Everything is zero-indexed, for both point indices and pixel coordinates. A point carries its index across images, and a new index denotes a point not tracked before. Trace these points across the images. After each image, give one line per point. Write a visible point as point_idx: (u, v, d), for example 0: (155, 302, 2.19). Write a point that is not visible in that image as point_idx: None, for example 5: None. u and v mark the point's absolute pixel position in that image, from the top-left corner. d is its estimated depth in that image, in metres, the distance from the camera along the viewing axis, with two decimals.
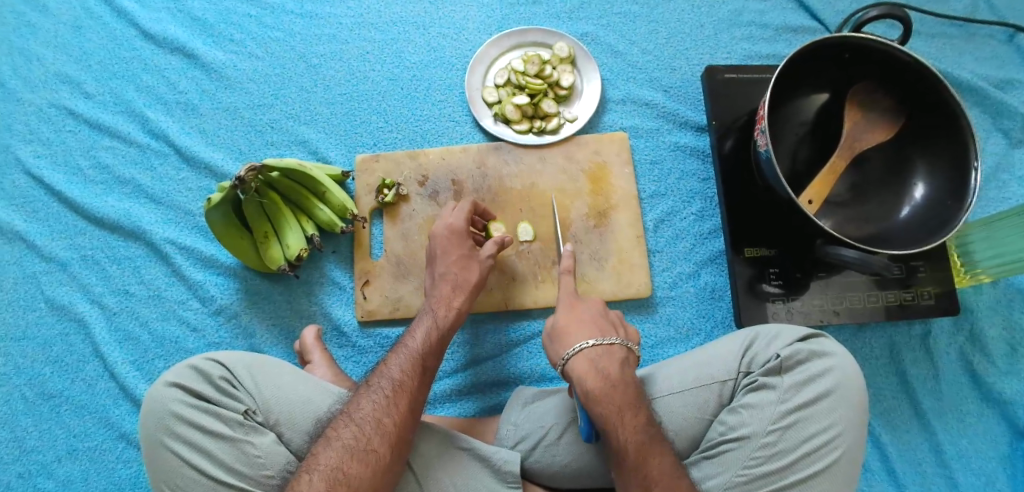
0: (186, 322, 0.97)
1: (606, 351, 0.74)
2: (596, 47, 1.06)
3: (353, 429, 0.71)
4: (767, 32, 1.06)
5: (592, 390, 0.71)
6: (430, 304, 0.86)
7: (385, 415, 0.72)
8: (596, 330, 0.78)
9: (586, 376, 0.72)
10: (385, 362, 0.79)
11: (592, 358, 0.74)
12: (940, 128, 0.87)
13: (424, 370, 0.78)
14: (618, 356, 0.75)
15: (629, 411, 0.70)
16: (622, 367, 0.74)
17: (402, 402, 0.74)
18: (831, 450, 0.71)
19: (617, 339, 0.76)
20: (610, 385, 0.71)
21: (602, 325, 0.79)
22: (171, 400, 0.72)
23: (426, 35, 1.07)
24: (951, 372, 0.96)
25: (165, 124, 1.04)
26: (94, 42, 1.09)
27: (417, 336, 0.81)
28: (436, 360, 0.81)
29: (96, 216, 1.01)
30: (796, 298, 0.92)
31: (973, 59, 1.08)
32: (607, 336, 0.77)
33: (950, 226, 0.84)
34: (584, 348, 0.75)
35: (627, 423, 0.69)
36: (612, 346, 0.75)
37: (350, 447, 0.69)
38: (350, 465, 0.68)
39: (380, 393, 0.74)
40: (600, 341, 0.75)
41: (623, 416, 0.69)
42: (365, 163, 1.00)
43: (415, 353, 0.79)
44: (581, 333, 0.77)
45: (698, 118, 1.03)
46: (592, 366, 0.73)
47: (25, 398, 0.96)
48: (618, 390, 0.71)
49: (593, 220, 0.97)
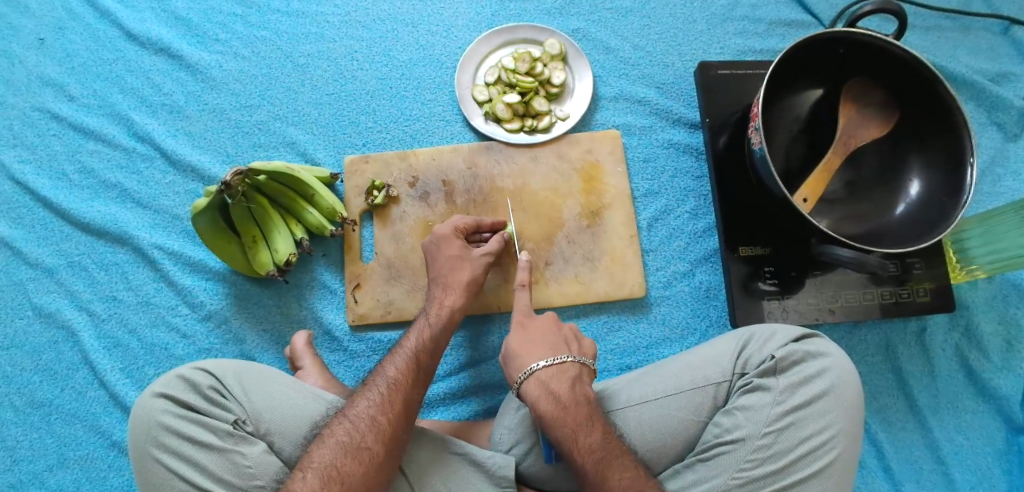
0: (175, 327, 0.96)
1: (557, 370, 0.75)
2: (587, 44, 1.04)
3: (347, 426, 0.71)
4: (761, 26, 1.05)
5: (546, 413, 0.72)
6: (427, 306, 0.85)
7: (380, 412, 0.72)
8: (550, 347, 0.78)
9: (539, 399, 0.73)
10: (381, 363, 0.79)
11: (544, 380, 0.74)
12: (936, 124, 0.86)
13: (418, 368, 0.78)
14: (570, 373, 0.75)
15: (583, 433, 0.71)
16: (574, 386, 0.74)
17: (397, 401, 0.73)
18: (825, 451, 0.71)
19: (568, 356, 0.76)
20: (560, 408, 0.72)
21: (553, 341, 0.79)
22: (157, 412, 0.70)
23: (414, 32, 1.05)
24: (947, 368, 0.95)
25: (151, 127, 1.02)
26: (76, 44, 1.06)
27: (411, 337, 0.81)
28: (433, 358, 0.81)
29: (83, 221, 0.99)
30: (790, 295, 0.91)
31: (968, 52, 1.06)
32: (559, 353, 0.77)
33: (945, 223, 0.83)
34: (536, 371, 0.75)
35: (581, 444, 0.70)
36: (563, 365, 0.75)
37: (345, 444, 0.69)
38: (344, 462, 0.68)
39: (376, 392, 0.74)
40: (551, 360, 0.75)
41: (577, 438, 0.70)
42: (354, 164, 0.98)
43: (410, 353, 0.79)
44: (535, 351, 0.77)
45: (692, 115, 1.02)
46: (543, 388, 0.74)
47: (14, 406, 0.95)
48: (570, 412, 0.72)
49: (586, 220, 0.96)
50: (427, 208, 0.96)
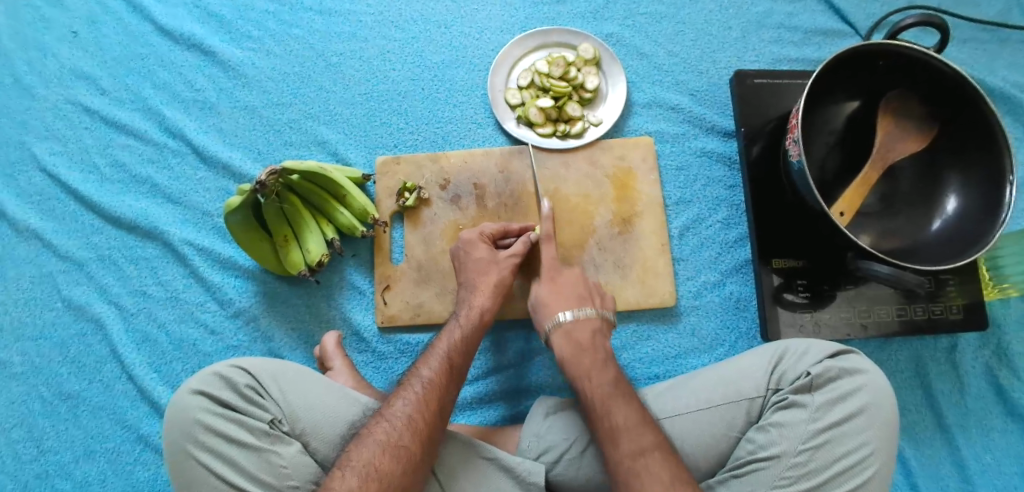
0: (204, 324, 0.96)
1: (581, 321, 0.80)
2: (621, 49, 1.04)
3: (385, 425, 0.71)
4: (797, 35, 1.04)
5: (567, 357, 0.78)
6: (459, 306, 0.85)
7: (416, 410, 0.72)
8: (575, 299, 0.83)
9: (561, 344, 0.79)
10: (416, 364, 0.79)
11: (567, 330, 0.80)
12: (975, 139, 0.85)
13: (452, 367, 0.78)
14: (593, 325, 0.80)
15: (596, 372, 0.75)
16: (594, 336, 0.79)
17: (432, 400, 0.73)
18: (862, 469, 0.70)
19: (593, 310, 0.81)
20: (579, 351, 0.77)
21: (581, 293, 0.84)
22: (197, 409, 0.71)
23: (448, 33, 1.05)
24: (977, 386, 0.95)
25: (182, 123, 1.03)
26: (109, 37, 1.06)
27: (444, 337, 0.81)
28: (466, 359, 0.80)
29: (113, 215, 1.00)
30: (822, 309, 0.90)
31: (1006, 65, 1.05)
32: (584, 307, 0.82)
33: (984, 241, 0.82)
34: (562, 321, 0.80)
35: (593, 381, 0.74)
36: (587, 317, 0.80)
37: (383, 442, 0.69)
38: (382, 460, 0.68)
39: (411, 391, 0.74)
40: (578, 311, 0.81)
41: (590, 376, 0.74)
42: (386, 165, 0.98)
43: (443, 353, 0.79)
44: (562, 303, 0.82)
45: (725, 123, 1.01)
46: (567, 337, 0.79)
47: (43, 398, 0.96)
48: (586, 354, 0.77)
49: (617, 227, 0.95)
50: (458, 211, 0.96)
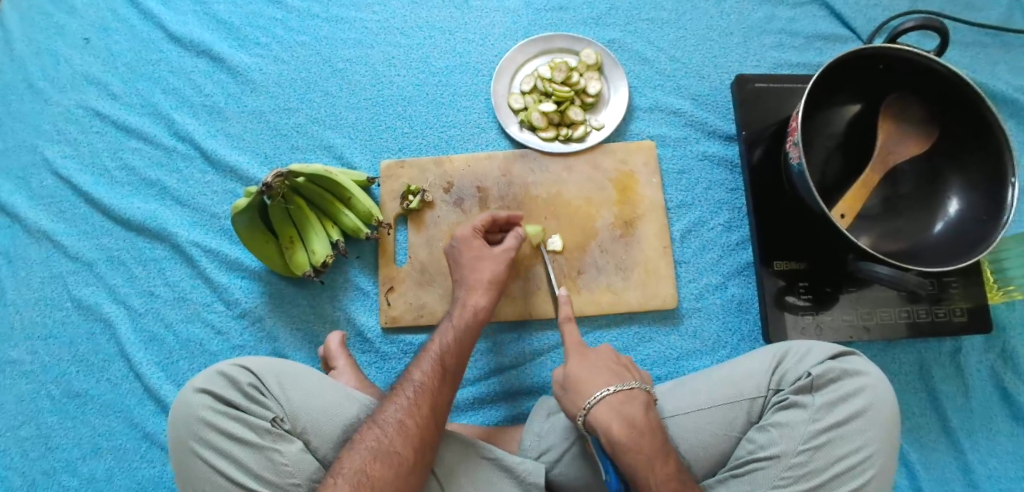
0: (210, 324, 0.98)
1: (627, 396, 0.73)
2: (623, 54, 1.05)
3: (376, 431, 0.71)
4: (798, 40, 1.05)
5: (621, 436, 0.70)
6: (453, 309, 0.85)
7: (407, 416, 0.73)
8: (615, 375, 0.75)
9: (611, 424, 0.70)
10: (409, 369, 0.79)
11: (615, 405, 0.72)
12: (977, 142, 0.85)
13: (444, 371, 0.78)
14: (640, 399, 0.73)
15: (659, 461, 0.69)
16: (646, 411, 0.72)
17: (423, 404, 0.74)
18: (862, 470, 0.70)
19: (636, 383, 0.74)
20: (636, 434, 0.70)
21: (616, 369, 0.77)
22: (200, 407, 0.72)
23: (452, 40, 1.06)
24: (982, 389, 0.94)
25: (191, 127, 1.05)
26: (121, 44, 1.09)
27: (436, 341, 0.82)
28: (460, 362, 0.81)
29: (123, 217, 1.02)
30: (824, 312, 0.90)
31: (1008, 69, 1.05)
32: (626, 380, 0.75)
33: (987, 243, 0.82)
34: (606, 396, 0.72)
35: (657, 472, 0.68)
36: (633, 391, 0.73)
37: (374, 448, 0.70)
38: (373, 466, 0.68)
39: (403, 396, 0.75)
40: (620, 386, 0.73)
41: (654, 467, 0.68)
42: (390, 169, 1.00)
43: (435, 357, 0.79)
44: (601, 378, 0.75)
45: (727, 127, 1.02)
46: (615, 412, 0.71)
47: (51, 396, 0.97)
48: (645, 437, 0.70)
49: (619, 230, 0.96)
50: (461, 214, 0.97)
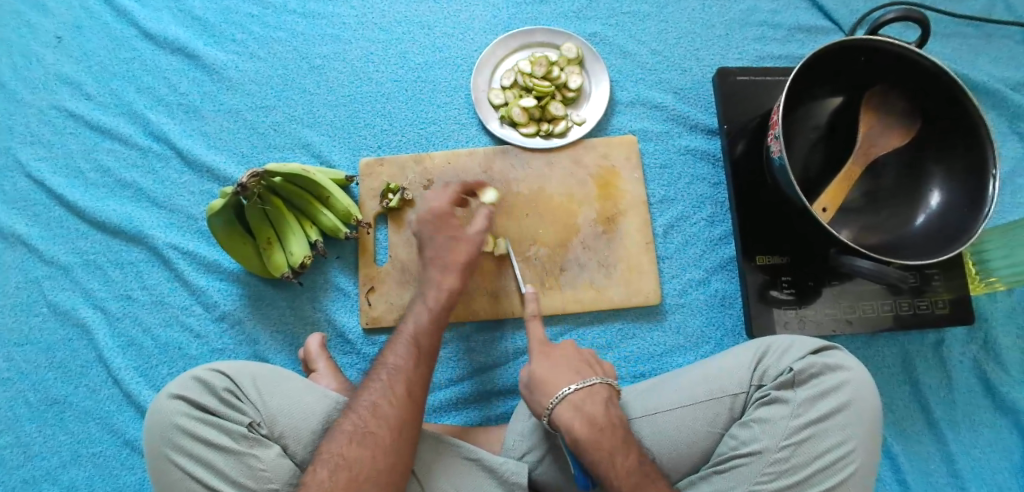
0: (189, 328, 0.96)
1: (587, 393, 0.72)
2: (604, 48, 1.04)
3: (351, 415, 0.71)
4: (780, 32, 1.04)
5: (581, 434, 0.70)
6: (423, 288, 0.84)
7: (380, 398, 0.72)
8: (576, 371, 0.75)
9: (574, 423, 0.70)
10: (383, 352, 0.78)
11: (576, 403, 0.72)
12: (958, 134, 0.84)
13: (420, 351, 0.77)
14: (601, 395, 0.73)
15: (620, 455, 0.69)
16: (607, 407, 0.72)
17: (398, 386, 0.73)
18: (844, 465, 0.70)
19: (597, 378, 0.74)
20: (596, 431, 0.70)
21: (576, 365, 0.76)
22: (175, 413, 0.70)
23: (431, 34, 1.05)
24: (964, 381, 0.94)
25: (167, 127, 1.03)
26: (94, 42, 1.07)
27: (410, 323, 0.81)
28: (435, 342, 0.80)
29: (98, 220, 1.00)
30: (807, 306, 0.90)
31: (990, 60, 1.05)
32: (588, 377, 0.75)
33: (966, 235, 0.82)
34: (568, 394, 0.72)
35: (620, 467, 0.68)
36: (594, 387, 0.73)
37: (350, 432, 0.69)
38: (350, 449, 0.68)
39: (377, 381, 0.74)
40: (581, 384, 0.73)
41: (615, 461, 0.68)
42: (369, 167, 0.98)
43: (409, 338, 0.78)
44: (562, 376, 0.74)
45: (709, 121, 1.01)
46: (576, 410, 0.71)
47: (29, 404, 0.95)
48: (606, 434, 0.70)
49: (601, 226, 0.95)
50: None
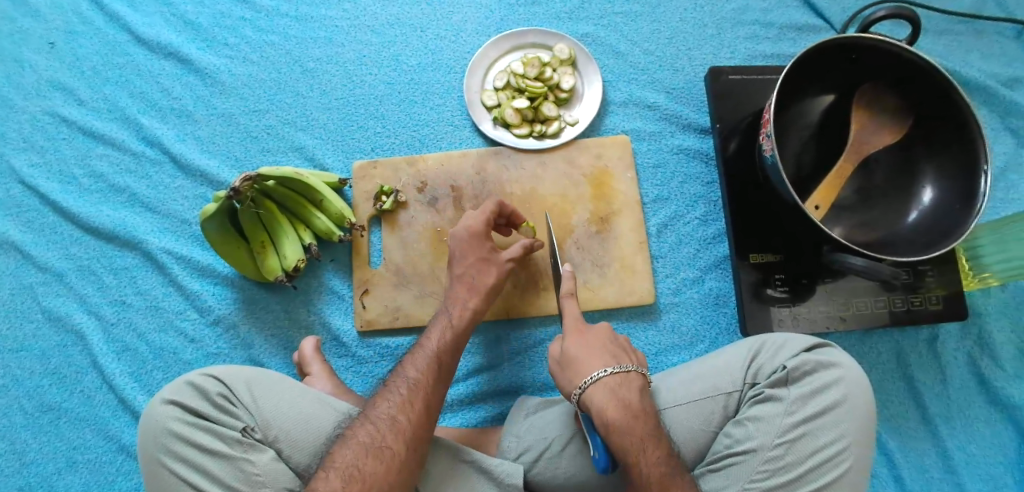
0: (184, 332, 0.96)
1: (624, 378, 0.73)
2: (597, 48, 1.04)
3: (369, 427, 0.70)
4: (772, 31, 1.04)
5: (617, 420, 0.69)
6: (447, 304, 0.84)
7: (400, 412, 0.72)
8: (611, 355, 0.75)
9: (606, 407, 0.70)
10: (402, 364, 0.78)
11: (611, 386, 0.72)
12: (950, 130, 0.85)
13: (440, 367, 0.78)
14: (635, 383, 0.73)
15: (650, 445, 0.68)
16: (640, 395, 0.72)
17: (417, 401, 0.73)
18: (838, 462, 0.70)
19: (632, 366, 0.74)
20: (631, 417, 0.69)
21: (612, 349, 0.76)
22: (169, 419, 0.70)
23: (423, 36, 1.05)
24: (959, 376, 0.95)
25: (160, 131, 1.02)
26: (86, 47, 1.07)
27: (432, 338, 0.81)
28: (453, 359, 0.81)
29: (92, 225, 0.99)
30: (801, 303, 0.90)
31: (981, 56, 1.05)
32: (623, 362, 0.75)
33: (954, 235, 0.82)
34: (602, 377, 0.72)
35: (649, 456, 0.67)
36: (628, 373, 0.73)
37: (366, 444, 0.69)
38: (366, 462, 0.67)
39: (396, 393, 0.74)
40: (619, 368, 0.73)
41: (645, 450, 0.68)
42: (363, 170, 0.98)
43: (431, 353, 0.79)
44: (598, 359, 0.75)
45: (702, 120, 1.01)
46: (612, 395, 0.71)
47: (24, 410, 0.95)
48: (639, 421, 0.69)
49: (595, 226, 0.95)
50: (435, 214, 0.96)
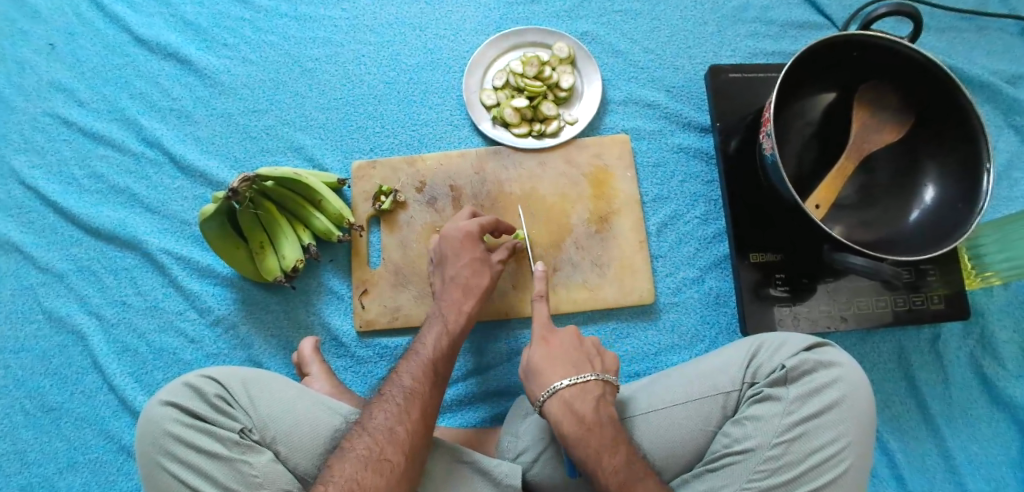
0: (184, 332, 0.96)
1: (580, 390, 0.72)
2: (596, 47, 1.03)
3: (366, 438, 0.70)
4: (772, 28, 1.04)
5: (574, 427, 0.70)
6: (439, 308, 0.84)
7: (398, 423, 0.71)
8: (571, 365, 0.75)
9: (562, 418, 0.71)
10: (396, 371, 0.78)
11: (568, 399, 0.72)
12: (951, 127, 0.84)
13: (436, 376, 0.78)
14: (593, 393, 0.73)
15: (609, 453, 0.69)
16: (598, 405, 0.72)
17: (414, 410, 0.73)
18: (837, 462, 0.69)
19: (591, 375, 0.74)
20: (584, 429, 0.69)
21: (574, 357, 0.76)
22: (167, 420, 0.71)
23: (422, 36, 1.05)
24: (962, 376, 0.94)
25: (160, 132, 1.03)
26: (86, 49, 1.07)
27: (427, 345, 0.80)
28: (447, 367, 0.80)
29: (92, 226, 1.00)
30: (801, 303, 0.90)
31: (985, 53, 1.04)
32: (583, 372, 0.75)
33: (960, 231, 0.81)
34: (560, 389, 0.72)
35: (607, 465, 0.68)
36: (586, 384, 0.73)
37: (365, 457, 0.68)
38: (366, 476, 0.67)
39: (392, 403, 0.73)
40: (575, 379, 0.73)
41: (603, 460, 0.68)
42: (361, 169, 0.98)
43: (427, 362, 0.78)
44: (556, 369, 0.75)
45: (702, 119, 1.01)
46: (567, 407, 0.71)
47: (26, 410, 0.96)
48: (595, 433, 0.69)
49: (594, 225, 0.95)
50: (434, 214, 0.96)
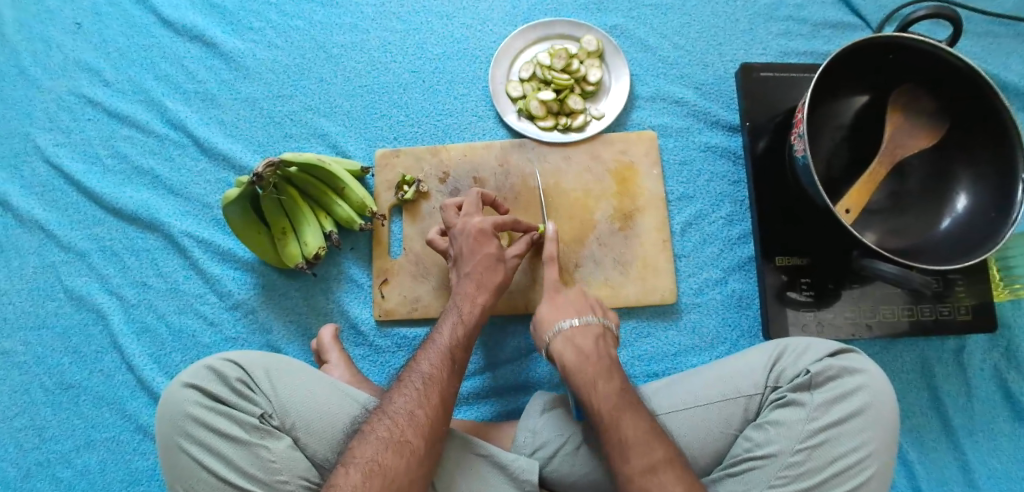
0: (203, 315, 0.96)
1: (602, 368, 0.73)
2: (625, 41, 1.02)
3: (387, 421, 0.70)
4: (805, 28, 1.02)
5: (601, 411, 0.69)
6: (456, 300, 0.82)
7: (418, 406, 0.71)
8: (592, 346, 0.76)
9: (585, 393, 0.70)
10: (414, 358, 0.77)
11: (591, 377, 0.72)
12: (987, 134, 0.82)
13: (454, 363, 0.76)
14: (615, 372, 0.73)
15: (628, 425, 0.67)
16: (619, 381, 0.72)
17: (434, 395, 0.72)
18: (860, 471, 0.69)
19: (613, 359, 0.75)
20: (605, 401, 0.69)
21: (596, 344, 0.77)
22: (188, 403, 0.71)
23: (449, 25, 1.04)
24: (985, 389, 0.93)
25: (184, 114, 1.02)
26: (112, 29, 1.06)
27: (443, 334, 0.79)
28: (465, 355, 0.79)
29: (115, 206, 1.00)
30: (826, 308, 0.89)
31: (1023, 60, 1.01)
32: (604, 355, 0.75)
33: (993, 240, 0.80)
34: (583, 368, 0.73)
35: (626, 436, 0.66)
36: (608, 364, 0.73)
37: (386, 439, 0.68)
38: (387, 456, 0.67)
39: (412, 387, 0.73)
40: (597, 359, 0.73)
41: (621, 430, 0.67)
42: (385, 158, 0.98)
43: (444, 349, 0.77)
44: (578, 352, 0.75)
45: (730, 118, 0.99)
46: (588, 383, 0.71)
47: (44, 387, 0.96)
48: (615, 406, 0.69)
49: (617, 223, 0.94)
50: None
